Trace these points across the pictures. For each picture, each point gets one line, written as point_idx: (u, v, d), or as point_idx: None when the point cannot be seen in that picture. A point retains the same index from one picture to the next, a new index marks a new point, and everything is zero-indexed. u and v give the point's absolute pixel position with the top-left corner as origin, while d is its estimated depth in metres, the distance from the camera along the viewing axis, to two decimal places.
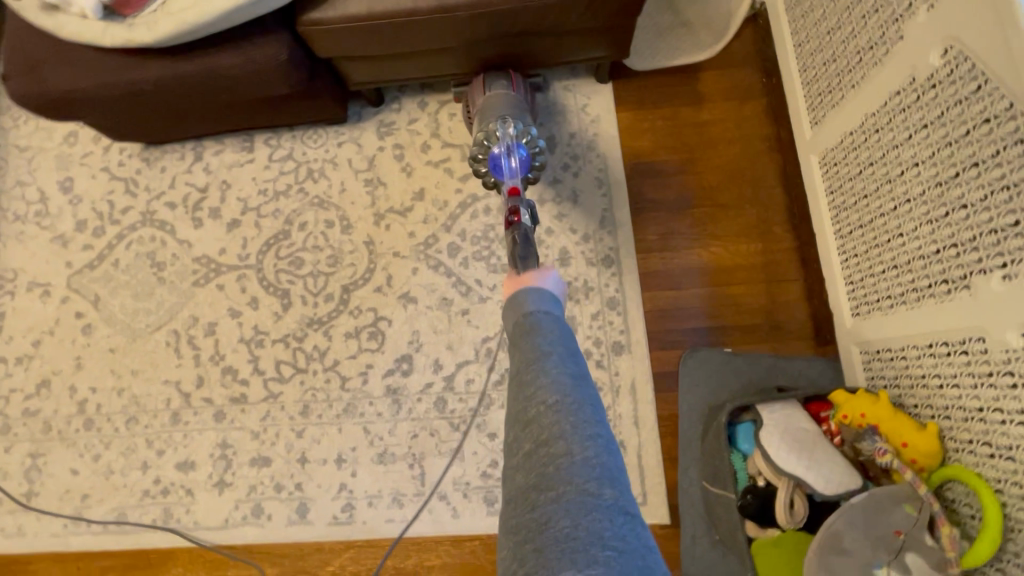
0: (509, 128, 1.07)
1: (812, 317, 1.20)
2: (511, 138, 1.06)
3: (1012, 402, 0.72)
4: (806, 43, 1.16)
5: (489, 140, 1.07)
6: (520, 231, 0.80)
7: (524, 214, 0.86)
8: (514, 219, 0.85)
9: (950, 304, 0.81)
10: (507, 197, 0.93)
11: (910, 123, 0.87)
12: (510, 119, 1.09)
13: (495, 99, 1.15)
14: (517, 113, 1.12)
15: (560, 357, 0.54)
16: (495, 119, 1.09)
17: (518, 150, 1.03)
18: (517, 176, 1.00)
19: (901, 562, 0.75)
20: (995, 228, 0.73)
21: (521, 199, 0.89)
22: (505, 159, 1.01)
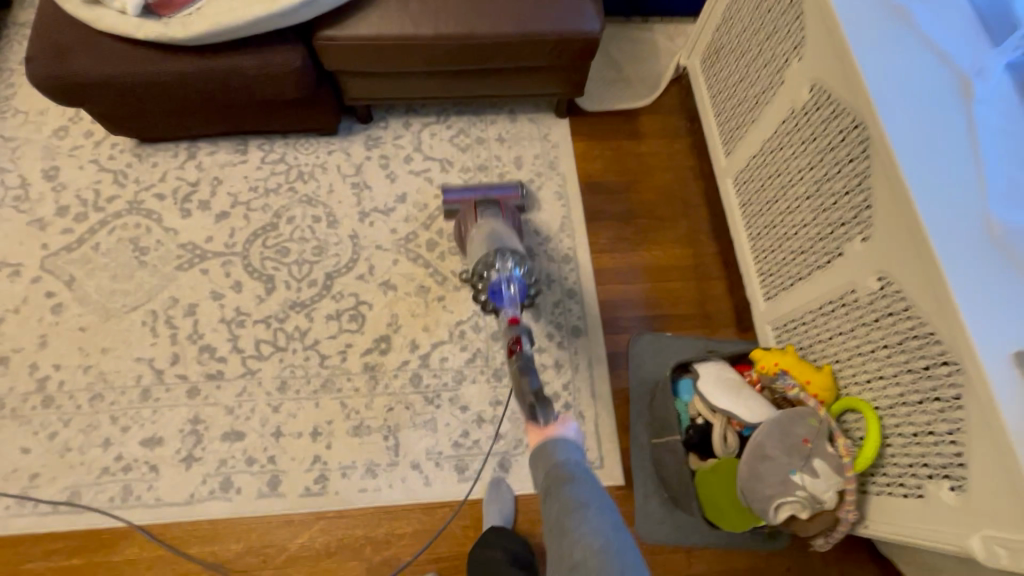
0: (507, 260, 1.15)
1: (734, 309, 1.44)
2: (510, 272, 1.14)
3: (877, 332, 0.96)
4: (719, 93, 1.49)
5: (487, 272, 1.15)
6: (521, 359, 0.94)
7: (525, 342, 0.99)
8: (518, 347, 0.98)
9: (831, 269, 1.06)
10: (507, 327, 1.05)
11: (795, 141, 1.16)
12: (508, 252, 1.16)
13: (488, 229, 1.25)
14: (512, 246, 1.19)
15: (598, 510, 0.70)
16: (493, 251, 1.16)
17: (517, 282, 1.13)
18: (516, 303, 1.12)
19: (811, 466, 0.93)
20: (853, 206, 1.00)
21: (523, 328, 1.01)
22: (506, 289, 1.12)
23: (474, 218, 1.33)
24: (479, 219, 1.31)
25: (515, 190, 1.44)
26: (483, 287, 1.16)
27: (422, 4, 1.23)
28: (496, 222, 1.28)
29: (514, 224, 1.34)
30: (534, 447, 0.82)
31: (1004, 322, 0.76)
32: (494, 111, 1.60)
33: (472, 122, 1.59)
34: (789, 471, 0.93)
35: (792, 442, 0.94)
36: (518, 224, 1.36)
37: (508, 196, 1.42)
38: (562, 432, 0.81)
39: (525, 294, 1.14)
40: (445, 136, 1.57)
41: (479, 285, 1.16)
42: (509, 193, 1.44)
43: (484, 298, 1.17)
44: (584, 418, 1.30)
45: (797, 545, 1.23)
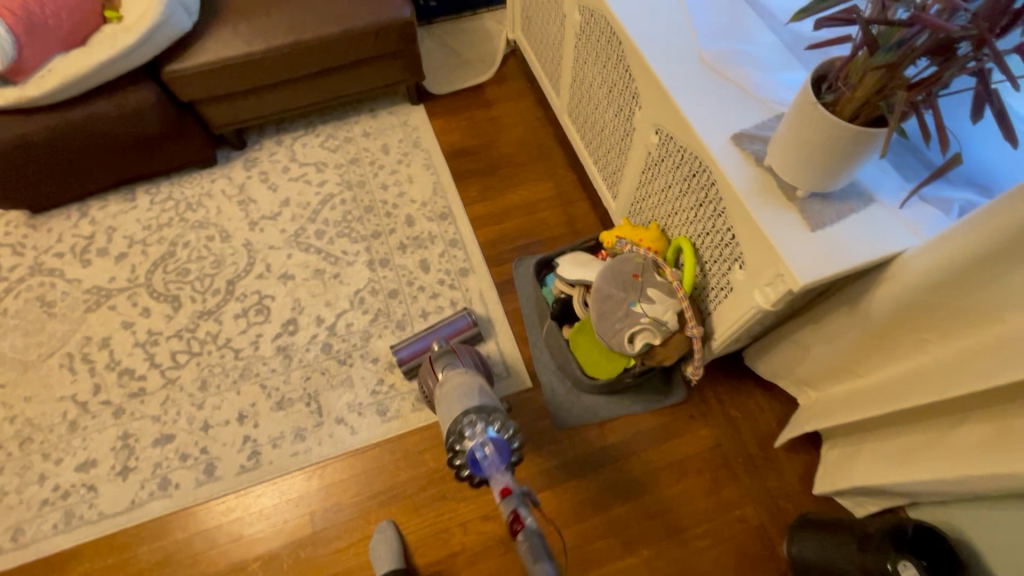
0: (477, 424, 0.99)
1: (599, 219, 1.62)
2: (485, 436, 0.97)
3: (669, 174, 1.14)
4: (539, 47, 1.72)
5: (460, 444, 0.98)
6: (533, 538, 0.81)
7: (526, 514, 0.86)
8: (519, 524, 0.85)
9: (634, 143, 1.26)
10: (501, 500, 0.90)
11: (586, 55, 1.37)
12: (475, 415, 1.01)
13: (451, 387, 1.11)
14: (483, 402, 1.04)
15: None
16: (460, 418, 1.01)
17: (496, 442, 0.97)
18: (503, 467, 0.95)
19: (646, 295, 1.08)
20: (627, 84, 1.20)
21: (516, 498, 0.87)
22: (484, 457, 0.95)
23: (434, 373, 1.23)
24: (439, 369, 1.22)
25: (465, 321, 1.38)
26: (460, 457, 0.99)
27: (250, 25, 1.41)
28: (460, 372, 1.18)
29: (478, 362, 1.26)
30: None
31: (723, 118, 0.94)
32: (355, 112, 1.79)
33: (338, 126, 1.76)
34: (628, 304, 1.08)
35: (626, 281, 1.10)
36: (482, 362, 1.27)
37: (459, 330, 1.36)
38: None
39: (508, 452, 0.97)
40: (316, 142, 1.73)
41: (455, 459, 0.99)
42: (461, 326, 1.38)
43: (465, 471, 0.99)
44: (486, 340, 1.43)
45: (693, 395, 1.36)
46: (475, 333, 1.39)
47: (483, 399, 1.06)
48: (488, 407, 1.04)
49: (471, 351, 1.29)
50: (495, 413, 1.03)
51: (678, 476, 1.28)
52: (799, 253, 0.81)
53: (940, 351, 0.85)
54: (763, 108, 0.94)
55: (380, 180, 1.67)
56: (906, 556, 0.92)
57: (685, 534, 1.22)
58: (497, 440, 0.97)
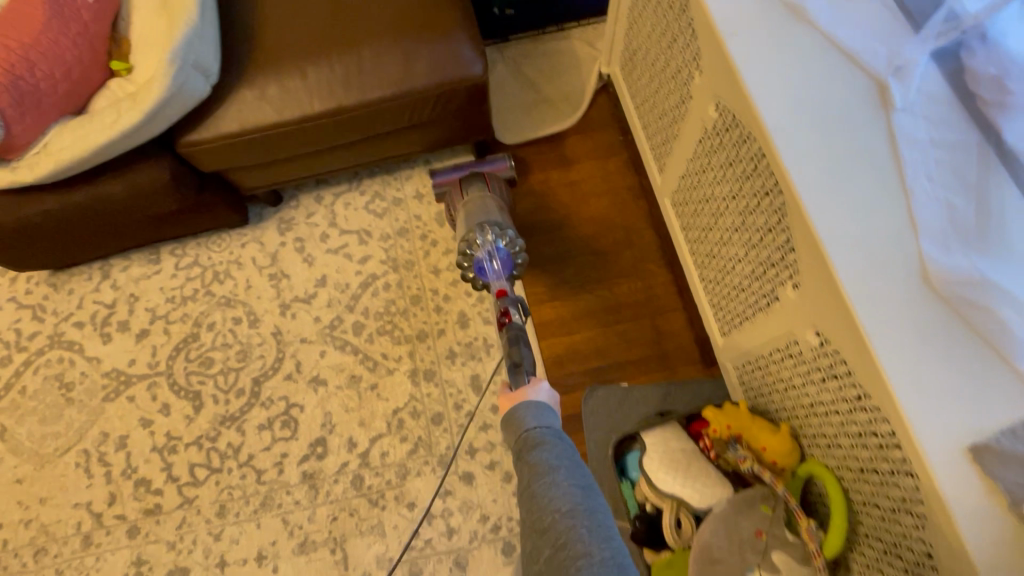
0: (488, 233, 1.07)
1: (697, 341, 1.29)
2: (493, 245, 1.06)
3: (826, 394, 0.81)
4: (643, 103, 1.32)
5: (470, 248, 1.06)
6: (512, 333, 0.89)
7: (514, 312, 0.93)
8: (507, 319, 0.93)
9: (772, 314, 0.91)
10: (495, 300, 0.97)
11: (715, 164, 0.99)
12: (488, 224, 1.08)
13: (474, 205, 1.18)
14: (495, 219, 1.11)
15: (568, 469, 0.64)
16: (474, 227, 1.08)
17: (501, 255, 1.06)
18: (502, 276, 1.05)
19: (769, 562, 0.79)
20: (780, 246, 0.84)
21: (507, 298, 0.94)
22: (488, 265, 1.05)
23: (460, 198, 1.25)
24: (465, 195, 1.24)
25: (504, 162, 1.29)
26: (468, 265, 1.07)
27: (280, 86, 1.11)
28: (482, 197, 1.21)
29: (505, 199, 1.27)
30: (502, 412, 0.76)
31: (953, 400, 0.60)
32: (409, 166, 1.49)
33: (387, 182, 1.47)
34: (744, 571, 0.80)
35: (744, 536, 0.81)
36: (508, 200, 1.27)
37: (496, 169, 1.28)
38: (530, 396, 0.75)
39: (512, 265, 1.07)
40: (360, 204, 1.46)
41: (464, 265, 1.07)
42: (498, 166, 1.29)
43: (471, 277, 1.08)
44: None
45: None
46: (512, 177, 1.31)
47: (500, 218, 1.13)
48: (501, 222, 1.10)
49: (501, 184, 1.28)
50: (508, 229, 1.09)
51: None
52: None
53: None
54: None
55: (432, 260, 1.39)
56: None
57: None
58: (503, 252, 1.06)
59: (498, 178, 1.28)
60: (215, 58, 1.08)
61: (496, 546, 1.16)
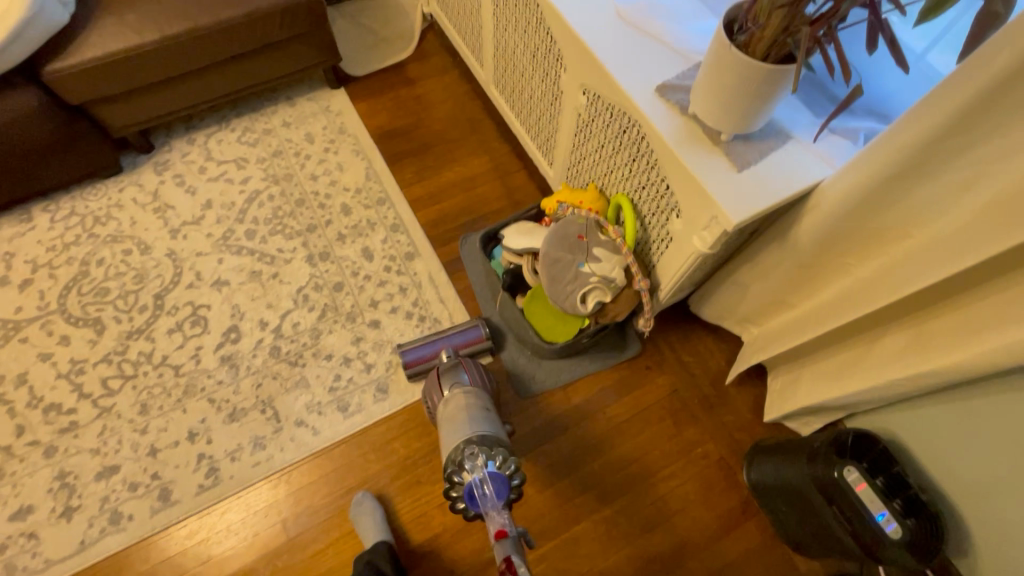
0: (478, 457, 0.95)
1: (539, 188, 1.63)
2: (484, 470, 0.93)
3: (602, 134, 1.15)
4: (457, 16, 1.67)
5: (459, 475, 0.94)
6: None
7: (519, 563, 0.79)
8: (509, 571, 0.78)
9: (564, 108, 1.26)
10: (494, 542, 0.84)
11: (507, 22, 1.34)
12: (478, 446, 0.96)
13: (456, 409, 1.07)
14: (487, 435, 0.99)
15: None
16: (462, 448, 0.97)
17: (495, 476, 0.93)
18: (499, 506, 0.90)
19: (592, 255, 1.11)
20: (551, 48, 1.19)
21: (507, 542, 0.82)
22: (481, 493, 0.91)
23: (440, 391, 1.16)
24: (444, 387, 1.15)
25: (478, 332, 1.32)
26: (458, 494, 0.94)
27: (138, 13, 1.29)
28: (464, 389, 1.11)
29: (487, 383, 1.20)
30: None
31: (646, 72, 0.96)
32: (272, 102, 1.69)
33: (254, 118, 1.66)
34: (577, 266, 1.10)
35: (572, 244, 1.12)
36: (489, 382, 1.20)
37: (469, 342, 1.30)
38: None
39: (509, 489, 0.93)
40: (232, 138, 1.63)
41: (452, 493, 0.94)
42: (472, 337, 1.32)
43: (462, 506, 0.95)
44: (441, 321, 1.42)
45: (648, 347, 1.41)
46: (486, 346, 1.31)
47: (491, 432, 1.01)
48: (492, 439, 0.99)
49: (481, 367, 1.23)
50: (502, 450, 0.97)
51: (640, 425, 1.33)
52: (733, 196, 0.84)
53: (864, 270, 0.91)
54: (683, 59, 0.96)
55: (309, 170, 1.59)
56: (847, 462, 1.00)
57: (655, 478, 1.28)
58: (497, 476, 0.92)
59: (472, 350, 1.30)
60: None
61: None
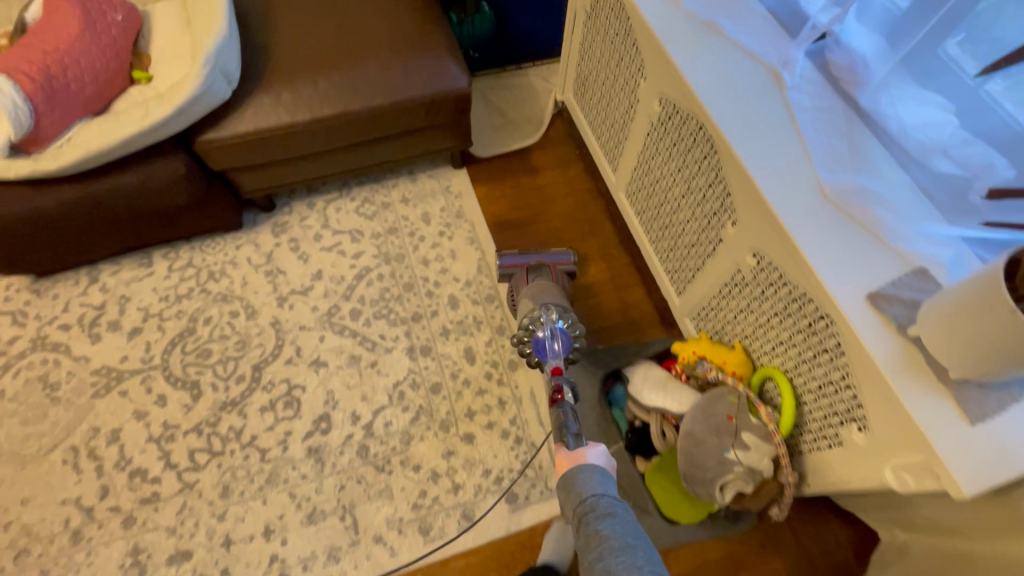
0: (551, 314, 1.21)
1: (657, 308, 1.51)
2: (554, 326, 1.19)
3: (766, 301, 1.03)
4: (595, 116, 1.60)
5: (533, 325, 1.20)
6: (565, 413, 0.99)
7: (565, 391, 1.11)
8: (560, 397, 1.03)
9: (718, 256, 1.15)
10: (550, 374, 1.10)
11: (663, 147, 1.25)
12: (552, 306, 1.23)
13: (540, 288, 1.30)
14: (559, 304, 1.26)
15: (640, 549, 0.79)
16: (539, 306, 1.23)
17: (561, 334, 1.18)
18: (559, 356, 1.17)
19: (740, 441, 1.00)
20: (720, 195, 1.08)
21: (564, 377, 1.06)
22: (548, 343, 1.17)
23: (525, 282, 1.36)
24: (529, 281, 1.35)
25: (566, 256, 1.41)
26: (528, 339, 1.20)
27: (293, 92, 1.29)
28: (546, 282, 1.33)
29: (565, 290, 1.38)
30: (565, 474, 0.96)
31: (853, 268, 0.85)
32: (395, 176, 1.67)
33: (375, 190, 1.65)
34: (722, 451, 1.00)
35: (719, 423, 1.02)
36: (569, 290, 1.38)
37: (559, 261, 1.39)
38: (589, 459, 0.97)
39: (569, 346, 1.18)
40: (351, 208, 1.61)
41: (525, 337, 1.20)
42: (560, 259, 1.42)
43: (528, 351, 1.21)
44: (538, 447, 1.31)
45: (765, 522, 1.25)
46: (573, 269, 1.43)
47: (563, 304, 1.27)
48: (561, 307, 1.25)
49: (563, 275, 1.41)
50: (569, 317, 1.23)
51: None
52: (959, 452, 0.71)
53: None
54: (899, 259, 0.85)
55: (422, 253, 1.55)
56: None
57: None
58: (563, 332, 1.19)
59: (560, 269, 1.40)
60: (237, 66, 1.23)
61: (500, 496, 1.25)
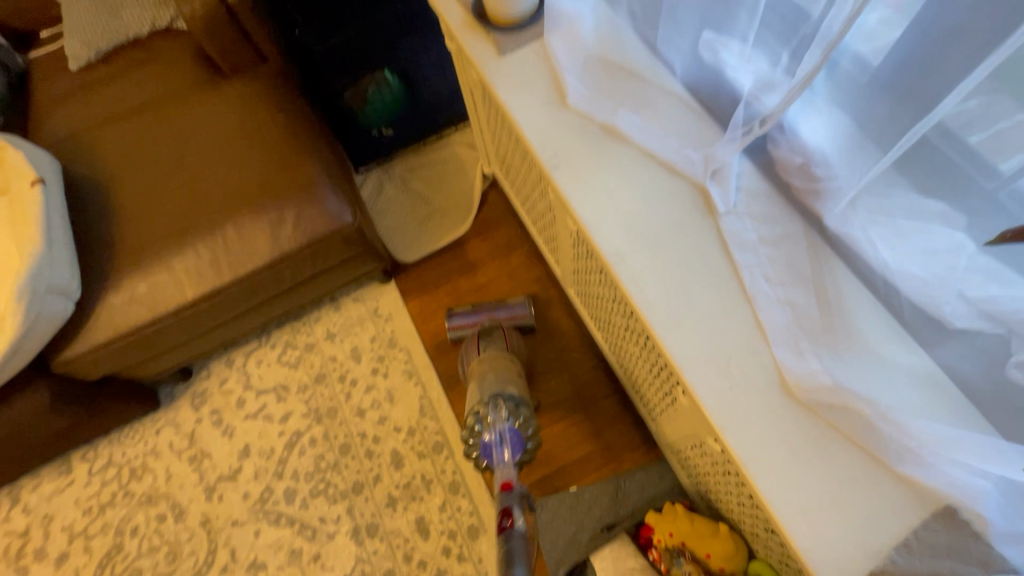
0: (501, 411, 0.98)
1: (636, 424, 1.25)
2: (504, 428, 0.95)
3: (741, 492, 0.77)
4: (520, 195, 1.32)
5: (481, 425, 0.97)
6: (511, 548, 0.74)
7: (518, 513, 0.79)
8: (508, 521, 0.78)
9: (674, 413, 0.89)
10: (497, 492, 0.84)
11: (588, 267, 0.98)
12: (502, 400, 0.99)
13: (488, 369, 1.08)
14: (516, 394, 1.02)
15: None
16: (485, 400, 1.00)
17: (512, 437, 0.94)
18: (511, 464, 0.91)
19: None
20: (656, 354, 0.82)
21: (512, 494, 0.81)
22: (496, 450, 0.92)
23: (476, 352, 1.20)
24: (481, 352, 1.18)
25: (524, 310, 1.32)
26: (474, 443, 0.97)
27: (149, 280, 1.09)
28: (496, 354, 1.14)
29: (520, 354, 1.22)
30: None
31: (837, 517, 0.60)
32: (316, 308, 1.46)
33: (297, 330, 1.45)
34: None
35: None
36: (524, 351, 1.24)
37: (512, 318, 1.30)
38: None
39: (520, 452, 0.94)
40: (272, 358, 1.42)
41: (470, 440, 0.97)
42: (515, 312, 1.31)
43: (475, 455, 0.97)
44: None
45: None
46: (529, 326, 1.33)
47: (515, 391, 1.03)
48: (518, 400, 1.01)
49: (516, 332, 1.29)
50: (524, 408, 1.00)
51: None
52: None
53: None
54: (909, 493, 0.59)
55: (355, 400, 1.35)
56: None
57: None
58: (514, 433, 0.95)
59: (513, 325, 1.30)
60: (72, 275, 1.06)
61: None
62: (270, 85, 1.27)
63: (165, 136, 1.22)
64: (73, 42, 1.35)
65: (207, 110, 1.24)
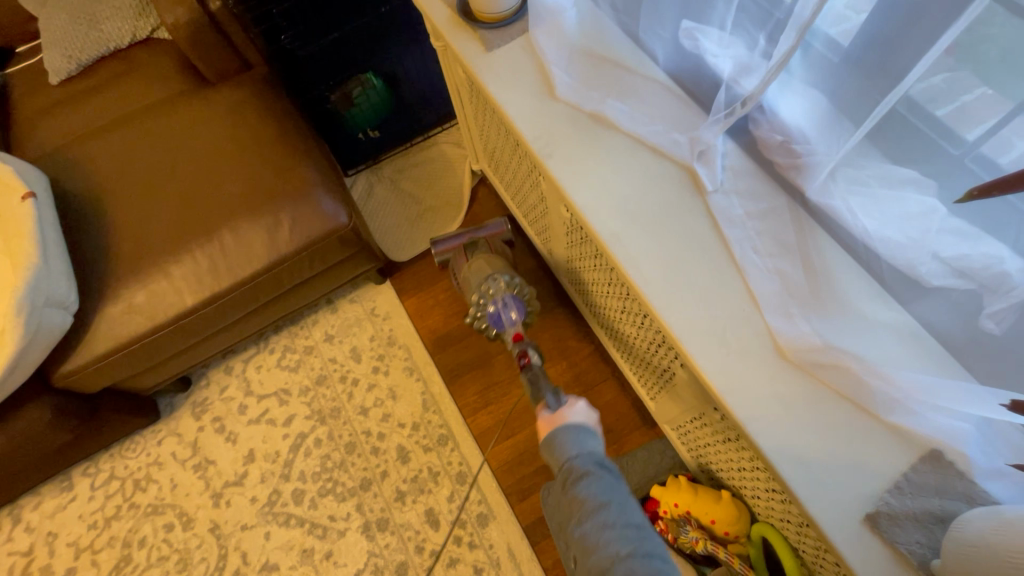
0: (501, 283, 1.06)
1: (635, 407, 1.29)
2: (506, 295, 1.04)
3: (743, 457, 0.81)
4: (510, 188, 1.35)
5: (483, 301, 1.05)
6: (531, 377, 0.90)
7: (534, 353, 0.95)
8: (525, 359, 0.94)
9: (674, 389, 0.93)
10: (512, 344, 1.00)
11: (583, 253, 1.01)
12: (500, 274, 1.07)
13: (478, 265, 1.14)
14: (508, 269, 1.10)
15: (619, 506, 0.66)
16: (485, 279, 1.07)
17: (513, 301, 1.05)
18: (518, 324, 1.04)
19: None
20: (655, 330, 0.86)
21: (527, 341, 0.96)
22: (504, 315, 1.03)
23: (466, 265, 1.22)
24: (470, 260, 1.21)
25: (503, 225, 1.26)
26: (481, 315, 1.07)
27: (147, 290, 1.10)
28: (485, 254, 1.18)
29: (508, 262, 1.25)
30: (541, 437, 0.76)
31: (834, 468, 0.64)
32: (313, 311, 1.47)
33: (294, 333, 1.45)
34: None
35: None
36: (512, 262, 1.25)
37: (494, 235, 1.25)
38: (571, 418, 0.75)
39: (524, 312, 1.05)
40: (272, 362, 1.43)
41: (477, 315, 1.07)
42: (495, 229, 1.26)
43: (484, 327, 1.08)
44: None
45: None
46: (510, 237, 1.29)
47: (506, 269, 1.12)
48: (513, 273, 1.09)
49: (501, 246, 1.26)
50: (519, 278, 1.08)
51: None
52: None
53: None
54: (898, 442, 0.63)
55: (358, 399, 1.37)
56: None
57: None
58: (515, 298, 1.05)
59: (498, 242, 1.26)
60: (69, 289, 1.05)
61: None
62: (258, 91, 1.28)
63: (154, 146, 1.22)
64: (51, 54, 1.33)
65: (195, 118, 1.25)
